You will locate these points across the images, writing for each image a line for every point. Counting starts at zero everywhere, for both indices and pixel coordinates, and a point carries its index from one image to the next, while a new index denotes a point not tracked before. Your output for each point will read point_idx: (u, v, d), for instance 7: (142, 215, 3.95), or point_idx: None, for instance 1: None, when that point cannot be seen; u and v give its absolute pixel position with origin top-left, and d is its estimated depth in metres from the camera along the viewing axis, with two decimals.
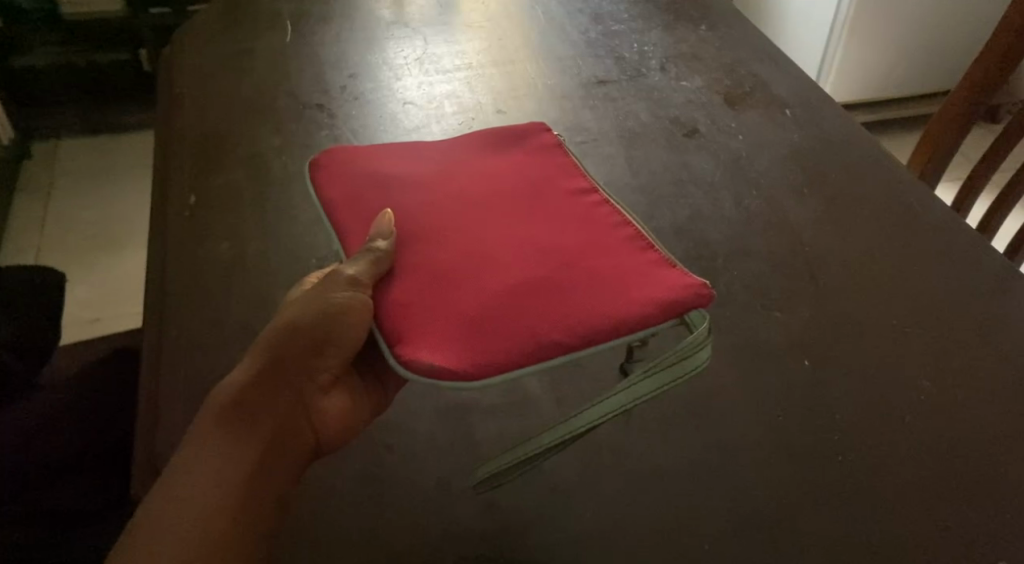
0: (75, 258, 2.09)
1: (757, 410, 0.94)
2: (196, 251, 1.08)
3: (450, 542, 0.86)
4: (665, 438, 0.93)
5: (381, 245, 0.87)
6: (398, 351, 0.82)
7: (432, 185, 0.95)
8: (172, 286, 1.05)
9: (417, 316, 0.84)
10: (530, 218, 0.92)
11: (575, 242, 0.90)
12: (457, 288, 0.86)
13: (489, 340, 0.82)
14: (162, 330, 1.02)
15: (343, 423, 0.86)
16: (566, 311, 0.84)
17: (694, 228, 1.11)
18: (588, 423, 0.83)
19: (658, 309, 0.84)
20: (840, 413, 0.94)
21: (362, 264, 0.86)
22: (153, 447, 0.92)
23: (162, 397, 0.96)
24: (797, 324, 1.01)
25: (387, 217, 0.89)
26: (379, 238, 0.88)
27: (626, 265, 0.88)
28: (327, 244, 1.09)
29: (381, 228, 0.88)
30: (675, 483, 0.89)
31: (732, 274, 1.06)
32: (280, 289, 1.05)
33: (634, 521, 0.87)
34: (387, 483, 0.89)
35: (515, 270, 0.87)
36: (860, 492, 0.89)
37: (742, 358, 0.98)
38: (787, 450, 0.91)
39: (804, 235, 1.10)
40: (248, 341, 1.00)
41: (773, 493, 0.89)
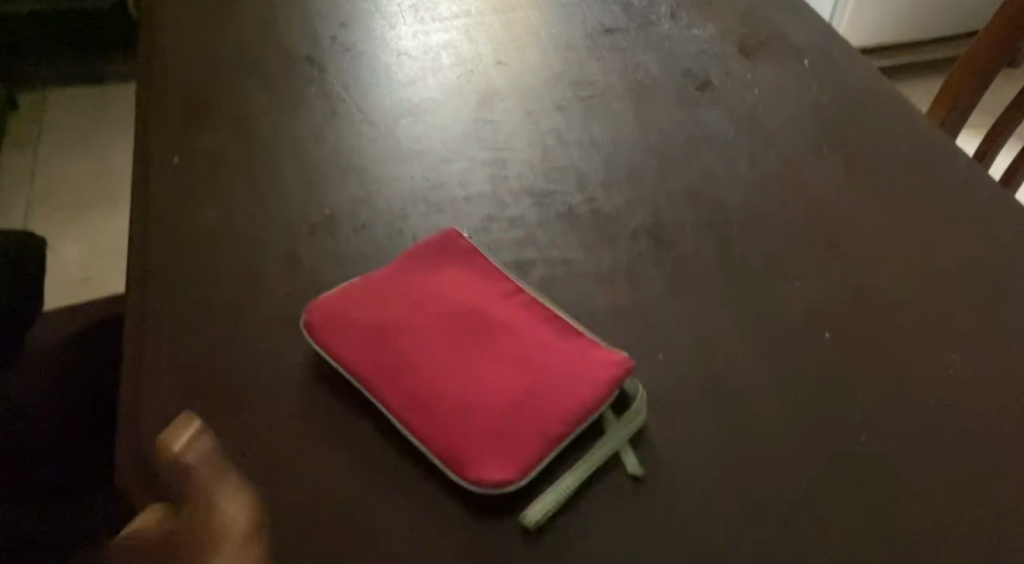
0: (67, 215, 2.03)
1: (775, 387, 0.89)
2: (181, 216, 1.03)
3: (449, 528, 0.81)
4: (677, 417, 0.87)
5: (196, 423, 0.68)
6: (465, 473, 0.82)
7: (371, 301, 0.93)
8: (155, 256, 0.99)
9: (445, 439, 0.83)
10: (469, 314, 0.92)
11: (517, 332, 0.90)
12: (454, 411, 0.84)
13: (517, 449, 0.82)
14: (146, 303, 0.96)
15: (252, 520, 0.63)
16: (550, 400, 0.85)
17: (705, 189, 1.05)
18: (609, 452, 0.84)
19: (612, 371, 0.87)
20: (862, 391, 0.89)
21: (188, 436, 0.67)
22: (138, 428, 0.88)
23: (145, 375, 0.91)
24: (816, 294, 0.96)
25: (181, 425, 0.68)
26: (189, 428, 0.68)
27: (564, 346, 0.89)
28: (318, 210, 1.03)
29: (178, 432, 0.67)
30: (688, 464, 0.84)
31: (749, 240, 1.00)
32: (270, 258, 0.99)
33: (645, 507, 0.82)
34: (382, 470, 0.84)
35: (494, 374, 0.87)
36: (882, 474, 0.83)
37: (757, 332, 0.93)
38: (806, 430, 0.86)
39: (825, 198, 1.04)
40: (236, 314, 0.95)
41: (793, 477, 0.83)
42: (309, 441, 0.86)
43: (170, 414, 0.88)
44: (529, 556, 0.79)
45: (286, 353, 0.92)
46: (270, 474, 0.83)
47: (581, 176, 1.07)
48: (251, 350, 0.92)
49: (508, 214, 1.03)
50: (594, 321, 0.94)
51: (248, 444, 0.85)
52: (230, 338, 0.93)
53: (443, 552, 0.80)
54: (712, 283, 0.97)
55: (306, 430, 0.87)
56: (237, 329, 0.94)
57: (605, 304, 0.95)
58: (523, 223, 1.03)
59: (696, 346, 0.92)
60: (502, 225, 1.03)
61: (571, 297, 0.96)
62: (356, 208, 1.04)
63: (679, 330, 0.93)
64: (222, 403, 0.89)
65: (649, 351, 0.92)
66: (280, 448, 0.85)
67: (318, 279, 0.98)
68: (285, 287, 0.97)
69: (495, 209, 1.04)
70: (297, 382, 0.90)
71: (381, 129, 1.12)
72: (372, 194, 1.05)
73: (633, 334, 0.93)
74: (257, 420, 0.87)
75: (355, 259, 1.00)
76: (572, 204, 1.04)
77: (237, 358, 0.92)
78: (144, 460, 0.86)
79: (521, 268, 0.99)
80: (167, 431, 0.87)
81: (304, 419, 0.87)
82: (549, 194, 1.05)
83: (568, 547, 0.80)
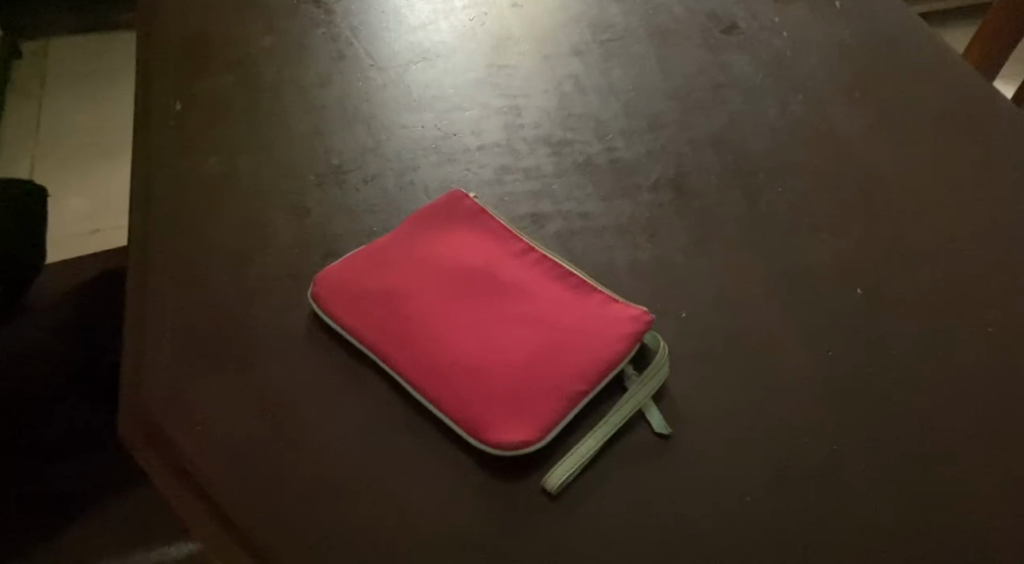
0: (73, 167, 2.00)
1: (804, 344, 0.85)
2: (183, 166, 0.99)
3: (465, 490, 0.78)
4: (703, 374, 0.83)
5: None
6: (479, 435, 0.78)
7: (377, 262, 0.89)
8: (156, 207, 0.96)
9: (464, 400, 0.80)
10: (479, 270, 0.87)
11: (530, 288, 0.86)
12: (470, 373, 0.81)
13: (534, 409, 0.79)
14: (147, 255, 0.93)
15: None
16: (569, 359, 0.81)
17: (732, 137, 1.00)
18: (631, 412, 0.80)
19: (631, 326, 0.83)
20: (895, 349, 0.84)
21: None
22: (141, 387, 0.85)
23: (149, 331, 0.88)
24: (847, 247, 0.91)
25: None
26: None
27: (580, 300, 0.85)
28: (326, 159, 0.99)
29: None
30: (714, 424, 0.81)
31: (778, 190, 0.96)
32: (276, 209, 0.95)
33: (667, 470, 0.79)
34: (394, 430, 0.81)
35: (508, 331, 0.83)
36: (918, 434, 0.80)
37: (787, 286, 0.89)
38: (838, 388, 0.82)
39: (857, 146, 0.99)
40: (241, 267, 0.91)
41: (822, 439, 0.80)
42: (317, 399, 0.83)
43: (175, 373, 0.85)
44: (546, 521, 0.76)
45: (293, 308, 0.89)
46: (279, 437, 0.81)
47: (600, 123, 1.02)
48: (256, 304, 0.89)
49: (523, 163, 0.99)
50: (613, 275, 0.90)
51: (255, 404, 0.83)
52: (235, 292, 0.90)
53: (457, 516, 0.77)
54: (738, 236, 0.92)
55: (315, 388, 0.84)
56: (243, 283, 0.90)
57: (625, 257, 0.91)
58: (539, 173, 0.98)
59: (721, 302, 0.88)
60: (516, 175, 0.98)
61: (588, 251, 0.92)
62: (365, 157, 1.00)
63: (703, 285, 0.89)
64: (227, 359, 0.85)
65: (672, 307, 0.88)
66: (288, 408, 0.82)
67: (326, 230, 0.94)
68: (291, 239, 0.93)
69: (509, 159, 0.99)
70: (304, 338, 0.86)
71: (391, 75, 1.07)
72: (381, 142, 1.01)
73: (656, 287, 0.89)
74: (264, 378, 0.84)
75: (364, 209, 0.95)
76: (590, 153, 1.00)
77: (243, 313, 0.88)
78: (147, 421, 0.83)
79: (537, 219, 0.94)
80: (169, 388, 0.84)
81: (312, 376, 0.84)
82: (566, 143, 1.01)
83: (590, 510, 0.77)
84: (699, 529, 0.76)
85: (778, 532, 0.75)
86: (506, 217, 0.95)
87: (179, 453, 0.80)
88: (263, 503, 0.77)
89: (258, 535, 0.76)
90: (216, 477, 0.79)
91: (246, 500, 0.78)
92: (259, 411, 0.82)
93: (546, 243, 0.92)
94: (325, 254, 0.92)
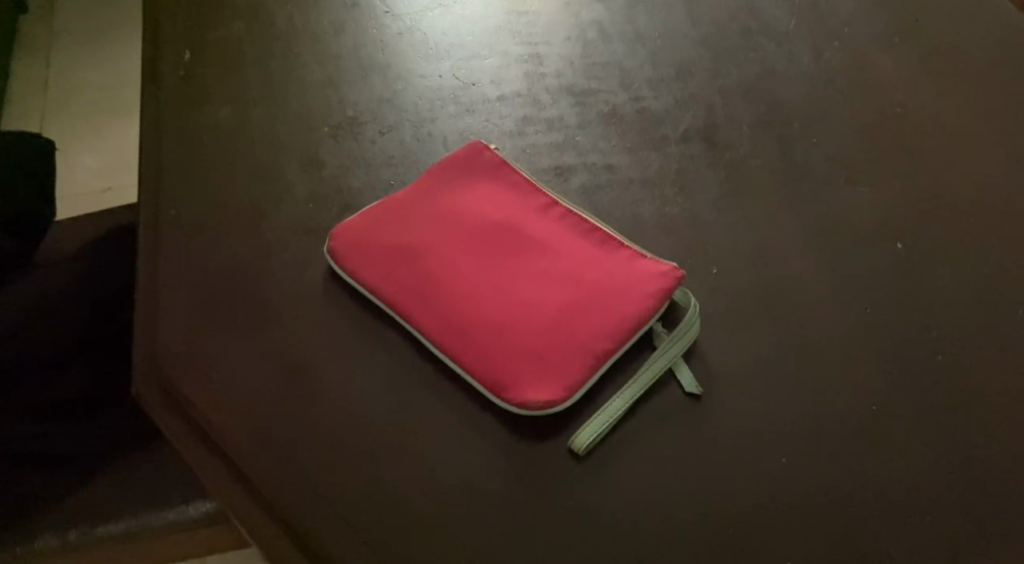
0: (84, 122, 1.97)
1: (841, 302, 0.82)
2: (194, 117, 0.95)
3: (489, 452, 0.76)
4: (736, 335, 0.81)
5: None
6: (503, 395, 0.76)
7: (395, 215, 0.86)
8: (167, 161, 0.93)
9: (488, 359, 0.77)
10: (501, 224, 0.84)
11: (555, 243, 0.83)
12: (495, 331, 0.78)
13: (559, 368, 0.76)
14: (159, 211, 0.90)
15: None
16: (596, 316, 0.78)
17: (764, 85, 0.96)
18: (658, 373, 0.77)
19: (660, 282, 0.79)
20: (937, 306, 0.82)
21: None
22: (155, 346, 0.82)
23: (162, 288, 0.85)
24: (886, 201, 0.88)
25: None
26: None
27: (607, 256, 0.82)
28: (342, 110, 0.96)
29: None
30: (747, 386, 0.78)
31: (813, 142, 0.92)
32: (290, 161, 0.92)
33: (701, 431, 0.76)
34: (415, 389, 0.79)
35: (532, 288, 0.80)
36: (959, 398, 0.77)
37: (822, 243, 0.86)
38: (876, 350, 0.80)
39: (895, 94, 0.94)
40: (256, 222, 0.88)
41: (860, 401, 0.77)
42: (335, 358, 0.80)
43: (189, 331, 0.83)
44: (576, 483, 0.74)
45: (309, 263, 0.86)
46: (297, 396, 0.78)
47: (626, 72, 0.98)
48: (271, 259, 0.86)
49: (545, 114, 0.95)
50: (640, 231, 0.87)
51: (272, 363, 0.80)
52: (250, 248, 0.87)
53: (484, 478, 0.74)
54: (772, 191, 0.89)
55: (333, 345, 0.81)
56: (257, 238, 0.87)
57: (653, 212, 0.88)
58: (562, 124, 0.94)
59: (755, 258, 0.85)
60: (539, 125, 0.94)
61: (614, 206, 0.89)
62: (381, 107, 0.96)
63: (736, 241, 0.86)
64: (243, 316, 0.83)
65: (703, 264, 0.85)
66: (307, 367, 0.80)
67: (342, 183, 0.91)
68: (307, 192, 0.90)
69: (531, 109, 0.96)
70: (322, 294, 0.84)
71: (408, 22, 1.03)
72: (398, 92, 0.97)
73: (686, 245, 0.86)
74: (280, 336, 0.82)
75: (381, 161, 0.92)
76: (616, 103, 0.96)
77: (258, 269, 0.85)
78: (162, 380, 0.81)
79: (561, 173, 0.91)
80: (184, 347, 0.82)
81: (330, 333, 0.82)
82: (590, 93, 0.97)
83: (619, 473, 0.75)
84: (734, 493, 0.74)
85: (816, 496, 0.74)
86: (528, 170, 0.91)
87: (195, 413, 0.78)
88: (284, 465, 0.75)
89: (279, 496, 0.74)
90: (234, 438, 0.77)
91: (266, 461, 0.76)
92: (275, 369, 0.80)
93: (570, 197, 0.89)
94: (341, 208, 0.89)
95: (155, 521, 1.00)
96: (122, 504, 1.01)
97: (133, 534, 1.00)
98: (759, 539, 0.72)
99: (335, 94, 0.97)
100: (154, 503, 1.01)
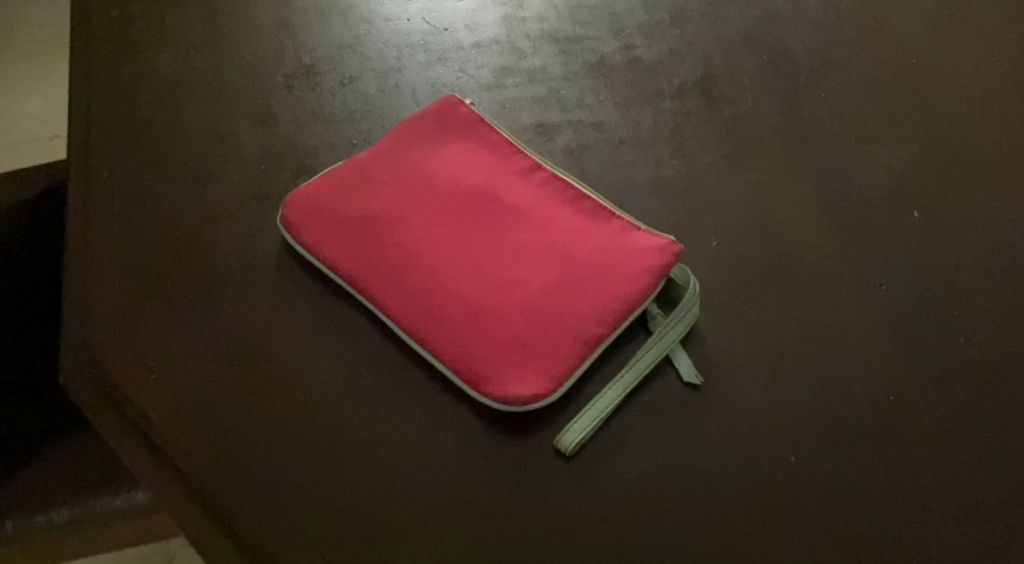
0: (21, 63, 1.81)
1: (855, 278, 0.74)
2: (129, 65, 0.84)
3: (467, 451, 0.67)
4: (739, 315, 0.73)
5: None
6: (480, 387, 0.68)
7: (359, 181, 0.76)
8: (100, 113, 0.82)
9: (463, 346, 0.68)
10: (478, 193, 0.75)
11: (538, 215, 0.73)
12: (471, 314, 0.69)
13: (543, 358, 0.68)
14: (89, 168, 0.79)
15: None
16: (584, 296, 0.70)
17: (767, 31, 0.87)
18: (654, 361, 0.69)
19: (657, 260, 0.71)
20: (959, 283, 0.74)
21: None
22: (85, 327, 0.73)
23: (92, 262, 0.75)
24: (903, 164, 0.79)
25: None
26: None
27: (597, 230, 0.73)
28: (297, 56, 0.85)
29: None
30: (753, 372, 0.70)
31: (821, 96, 0.83)
32: (239, 115, 0.82)
33: (701, 425, 0.69)
34: (381, 380, 0.70)
35: (512, 265, 0.71)
36: (985, 384, 0.70)
37: (834, 211, 0.77)
38: (892, 331, 0.72)
39: (911, 44, 0.85)
40: (200, 186, 0.78)
41: (877, 389, 0.70)
42: (291, 343, 0.71)
43: (125, 311, 0.73)
44: (563, 485, 0.66)
45: (262, 233, 0.76)
46: (248, 387, 0.70)
47: (615, 17, 0.88)
48: (219, 228, 0.76)
49: (526, 64, 0.85)
50: (632, 198, 0.78)
51: (220, 349, 0.71)
52: (194, 215, 0.77)
53: (460, 481, 0.66)
54: (777, 151, 0.80)
55: (289, 328, 0.72)
56: (203, 205, 0.77)
57: (647, 176, 0.79)
58: (545, 75, 0.85)
59: (760, 228, 0.77)
60: (519, 76, 0.85)
61: (603, 169, 0.80)
62: (341, 54, 0.86)
63: (739, 209, 0.77)
64: (186, 296, 0.73)
65: (702, 235, 0.76)
66: (258, 353, 0.71)
67: (298, 140, 0.81)
68: (258, 151, 0.80)
69: (510, 58, 0.86)
70: (276, 269, 0.74)
71: None
72: (360, 37, 0.87)
73: (683, 214, 0.77)
74: (227, 319, 0.72)
75: (342, 116, 0.82)
76: (604, 52, 0.86)
77: (203, 240, 0.76)
78: (93, 368, 0.71)
79: (544, 131, 0.82)
80: (119, 331, 0.72)
81: (287, 314, 0.73)
82: (576, 40, 0.87)
83: (612, 474, 0.67)
84: (739, 494, 0.66)
85: (830, 496, 0.66)
86: (507, 127, 0.82)
87: (131, 408, 0.69)
88: (234, 468, 0.67)
89: (230, 506, 0.66)
90: (178, 436, 0.68)
91: (214, 464, 0.67)
92: (224, 356, 0.71)
93: (554, 159, 0.80)
94: (298, 170, 0.79)
95: (81, 514, 0.87)
96: (44, 497, 0.88)
97: (69, 528, 0.87)
98: (767, 547, 0.65)
99: (289, 40, 0.86)
100: (98, 487, 0.88)
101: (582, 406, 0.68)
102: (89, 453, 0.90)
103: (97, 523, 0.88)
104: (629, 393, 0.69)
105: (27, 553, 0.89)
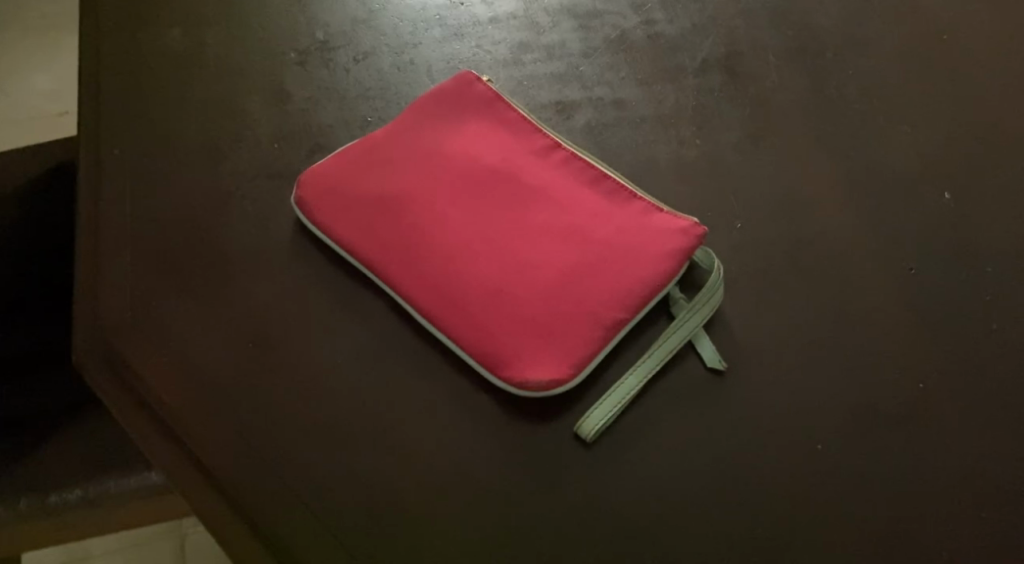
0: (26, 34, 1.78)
1: (883, 262, 0.72)
2: (139, 40, 0.83)
3: (486, 439, 0.66)
4: (764, 300, 0.71)
5: None
6: (499, 371, 0.66)
7: (375, 162, 0.74)
8: (110, 89, 0.80)
9: (481, 330, 0.67)
10: (497, 175, 0.73)
11: (558, 198, 0.72)
12: (489, 297, 0.68)
13: (562, 343, 0.66)
14: (99, 146, 0.78)
15: None
16: (604, 280, 0.68)
17: (793, 6, 0.84)
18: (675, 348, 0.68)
19: (679, 242, 0.69)
20: (990, 267, 0.72)
21: None
22: (97, 309, 0.71)
23: (103, 243, 0.74)
24: (933, 144, 0.77)
25: None
26: None
27: (617, 213, 0.71)
28: (311, 32, 0.83)
29: None
30: (778, 358, 0.69)
31: (848, 73, 0.81)
32: (252, 93, 0.80)
33: (724, 412, 0.67)
34: (397, 367, 0.69)
35: (531, 248, 0.70)
36: (1017, 371, 0.68)
37: (862, 193, 0.75)
38: (922, 316, 0.70)
39: (942, 20, 0.83)
40: (213, 165, 0.77)
41: (906, 377, 0.68)
42: (306, 328, 0.70)
43: (137, 292, 0.72)
44: (583, 473, 0.65)
45: (275, 213, 0.75)
46: (263, 372, 0.68)
47: None
48: (232, 208, 0.75)
49: (544, 40, 0.83)
50: (654, 178, 0.76)
51: (233, 332, 0.70)
52: (206, 195, 0.75)
53: (478, 470, 0.65)
54: (804, 130, 0.78)
55: (304, 312, 0.71)
56: (215, 184, 0.76)
57: (669, 155, 0.77)
58: (564, 51, 0.83)
59: (785, 210, 0.75)
60: (537, 52, 0.83)
61: (623, 148, 0.78)
62: (355, 29, 0.84)
63: (764, 190, 0.76)
64: (199, 279, 0.72)
65: (726, 217, 0.74)
66: (273, 338, 0.70)
67: (312, 118, 0.79)
68: (272, 129, 0.78)
69: (527, 34, 0.84)
70: (290, 251, 0.73)
71: None
72: (375, 12, 0.85)
73: (707, 196, 0.75)
74: (240, 302, 0.71)
75: (356, 94, 0.80)
76: (625, 27, 0.84)
77: (216, 221, 0.74)
78: (105, 352, 0.70)
79: (563, 109, 0.80)
80: (131, 312, 0.71)
81: (302, 297, 0.71)
82: (596, 15, 0.85)
83: (633, 461, 0.66)
84: (764, 485, 0.65)
85: (857, 485, 0.65)
86: (525, 105, 0.80)
87: (144, 392, 0.68)
88: (248, 454, 0.66)
89: (244, 492, 0.65)
90: (191, 419, 0.67)
91: (229, 450, 0.66)
92: (238, 340, 0.70)
93: (573, 137, 0.78)
94: (312, 149, 0.78)
95: (94, 494, 0.86)
96: (54, 475, 0.86)
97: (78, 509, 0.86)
98: (792, 535, 0.63)
99: (303, 16, 0.84)
100: (108, 470, 0.87)
101: (603, 393, 0.67)
102: (97, 436, 0.89)
103: (108, 504, 0.87)
104: (649, 381, 0.68)
105: (36, 534, 0.88)
